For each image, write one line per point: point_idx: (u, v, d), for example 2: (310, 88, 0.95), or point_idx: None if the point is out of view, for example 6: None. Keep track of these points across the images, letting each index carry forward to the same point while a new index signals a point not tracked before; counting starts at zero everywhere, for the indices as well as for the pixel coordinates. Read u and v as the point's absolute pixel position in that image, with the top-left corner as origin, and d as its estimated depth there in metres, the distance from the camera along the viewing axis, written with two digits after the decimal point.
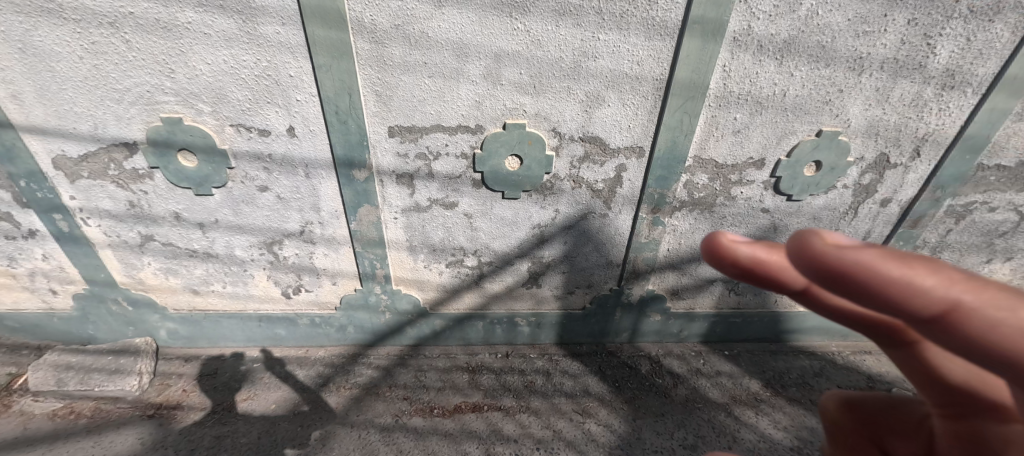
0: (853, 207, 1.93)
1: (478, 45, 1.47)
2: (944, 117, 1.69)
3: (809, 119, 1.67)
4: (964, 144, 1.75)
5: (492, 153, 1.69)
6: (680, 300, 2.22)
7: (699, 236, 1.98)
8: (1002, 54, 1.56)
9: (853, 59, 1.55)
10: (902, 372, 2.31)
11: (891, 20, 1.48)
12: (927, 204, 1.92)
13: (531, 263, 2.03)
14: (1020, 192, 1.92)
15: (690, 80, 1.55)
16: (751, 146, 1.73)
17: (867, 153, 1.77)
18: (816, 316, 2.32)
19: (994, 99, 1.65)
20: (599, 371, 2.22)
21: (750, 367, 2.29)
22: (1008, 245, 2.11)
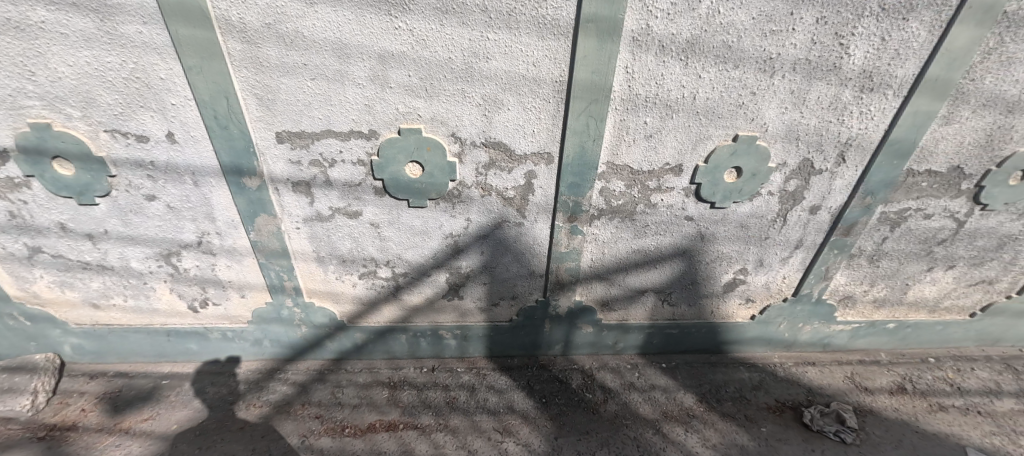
0: (781, 214, 1.85)
1: (358, 45, 1.38)
2: (866, 120, 1.61)
3: (723, 123, 1.59)
4: (890, 149, 1.67)
5: (389, 159, 1.59)
6: (612, 311, 2.13)
7: (623, 245, 1.89)
8: (920, 54, 1.48)
9: (763, 60, 1.46)
10: (845, 385, 2.22)
11: (799, 19, 1.39)
12: (858, 211, 1.84)
13: (449, 274, 1.94)
14: (954, 198, 1.84)
15: (592, 82, 1.46)
16: (666, 152, 1.65)
17: (789, 158, 1.69)
18: (755, 326, 2.23)
19: (917, 102, 1.57)
20: (528, 385, 2.13)
21: (687, 380, 2.20)
22: (947, 253, 2.03)
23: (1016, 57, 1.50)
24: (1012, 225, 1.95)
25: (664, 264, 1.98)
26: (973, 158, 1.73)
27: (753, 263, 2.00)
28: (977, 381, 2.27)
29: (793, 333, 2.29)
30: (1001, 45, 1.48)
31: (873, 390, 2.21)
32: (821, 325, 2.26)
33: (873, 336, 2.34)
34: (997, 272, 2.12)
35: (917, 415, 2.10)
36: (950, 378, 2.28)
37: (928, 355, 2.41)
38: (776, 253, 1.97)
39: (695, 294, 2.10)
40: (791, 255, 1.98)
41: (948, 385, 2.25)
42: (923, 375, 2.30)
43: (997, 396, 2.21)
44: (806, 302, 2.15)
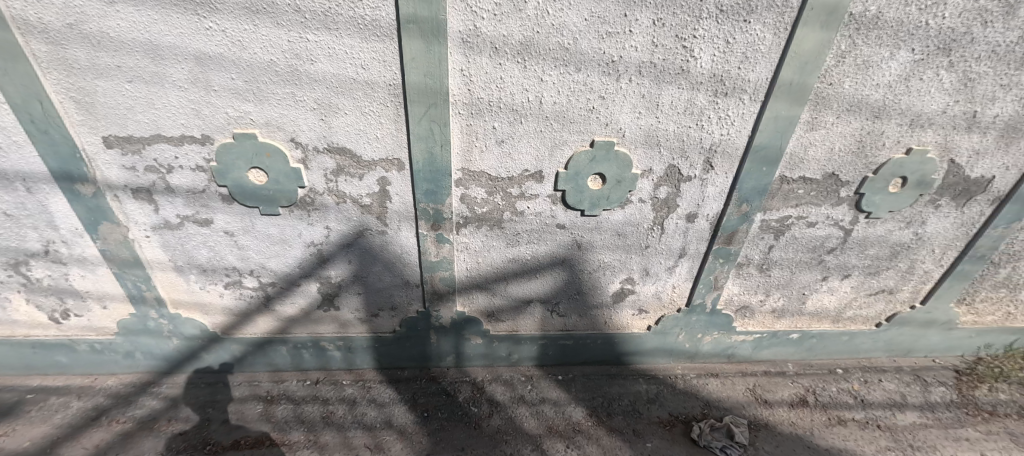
0: (658, 223, 1.78)
1: (171, 46, 1.31)
2: (726, 126, 1.56)
3: (577, 128, 1.53)
4: (756, 155, 1.61)
5: (229, 165, 1.53)
6: (500, 322, 2.07)
7: (497, 254, 1.83)
8: (769, 57, 1.43)
9: (605, 63, 1.41)
10: (744, 397, 2.16)
11: (634, 21, 1.34)
12: (736, 219, 1.78)
13: (320, 284, 1.86)
14: (836, 206, 1.79)
15: (426, 85, 1.41)
16: (522, 158, 1.59)
17: (654, 165, 1.63)
18: (653, 337, 2.16)
19: (776, 106, 1.51)
20: (412, 399, 2.04)
21: (580, 393, 2.12)
22: (839, 262, 1.97)
23: (870, 61, 1.45)
24: (902, 233, 1.90)
25: (545, 274, 1.91)
26: (847, 165, 1.68)
27: (639, 273, 1.94)
28: (882, 394, 2.21)
29: (694, 344, 2.22)
30: (853, 48, 1.43)
31: (772, 403, 2.14)
32: (722, 336, 2.20)
33: (778, 347, 2.27)
34: (895, 281, 2.07)
35: (813, 429, 2.03)
36: (854, 390, 2.22)
37: (837, 366, 2.34)
38: (661, 262, 1.91)
39: (584, 305, 2.03)
40: (677, 265, 1.92)
41: (852, 397, 2.18)
42: (828, 387, 2.23)
43: (900, 409, 2.14)
44: (700, 313, 2.09)
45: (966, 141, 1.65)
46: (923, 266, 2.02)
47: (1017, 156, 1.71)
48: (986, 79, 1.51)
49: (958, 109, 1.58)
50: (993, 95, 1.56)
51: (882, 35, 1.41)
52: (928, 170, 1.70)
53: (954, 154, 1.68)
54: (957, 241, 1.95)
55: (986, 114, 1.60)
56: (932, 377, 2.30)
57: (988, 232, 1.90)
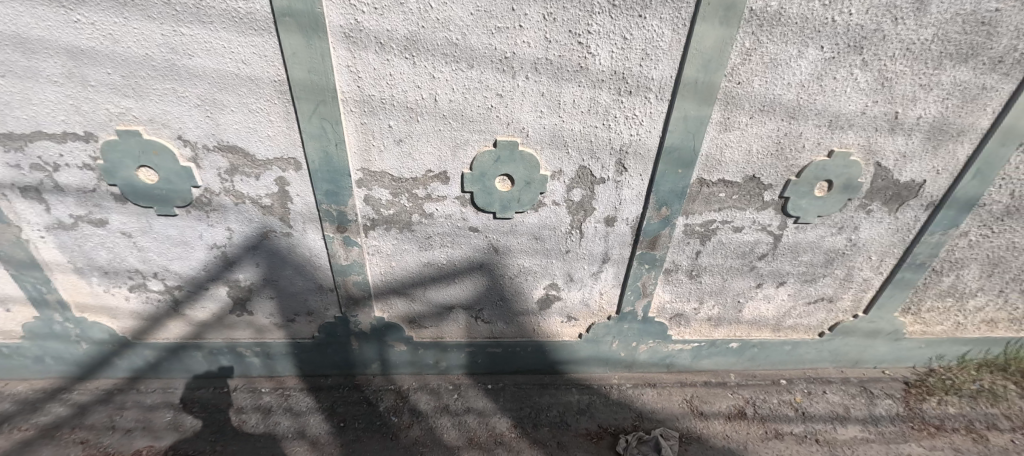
0: (576, 226, 1.72)
1: (40, 40, 1.26)
2: (634, 126, 1.50)
3: (477, 127, 1.47)
4: (669, 157, 1.55)
5: (117, 164, 1.47)
6: (423, 328, 1.99)
7: (411, 258, 1.76)
8: (669, 55, 1.38)
9: (497, 59, 1.36)
10: (680, 409, 2.07)
11: (523, 15, 1.29)
12: (657, 223, 1.71)
13: (229, 288, 1.80)
14: (761, 210, 1.72)
15: (311, 82, 1.35)
16: (424, 158, 1.53)
17: (564, 166, 1.57)
18: (586, 346, 2.08)
19: (683, 105, 1.45)
20: (330, 408, 1.96)
21: (508, 403, 2.04)
22: (773, 269, 1.91)
23: (778, 59, 1.40)
24: (834, 239, 1.83)
25: (464, 279, 1.84)
26: (768, 167, 1.62)
27: (563, 278, 1.87)
28: (824, 406, 2.12)
29: (630, 353, 2.14)
30: (758, 45, 1.37)
31: (708, 415, 2.05)
32: (658, 344, 2.12)
33: (718, 356, 2.19)
34: (834, 289, 1.99)
35: (747, 443, 1.94)
36: (796, 402, 2.13)
37: (782, 376, 2.26)
38: (585, 267, 1.84)
39: (509, 312, 1.96)
40: (601, 270, 1.85)
41: (792, 410, 2.10)
42: (769, 398, 2.15)
43: (841, 422, 2.06)
44: (632, 321, 2.01)
45: (891, 143, 1.59)
46: (861, 274, 1.95)
47: (947, 160, 1.64)
48: (903, 78, 1.45)
49: (879, 109, 1.51)
50: (913, 96, 1.50)
51: (787, 32, 1.35)
52: (853, 173, 1.64)
53: (880, 156, 1.62)
54: (894, 247, 1.87)
55: (909, 115, 1.53)
56: (879, 389, 2.21)
57: (924, 239, 1.83)
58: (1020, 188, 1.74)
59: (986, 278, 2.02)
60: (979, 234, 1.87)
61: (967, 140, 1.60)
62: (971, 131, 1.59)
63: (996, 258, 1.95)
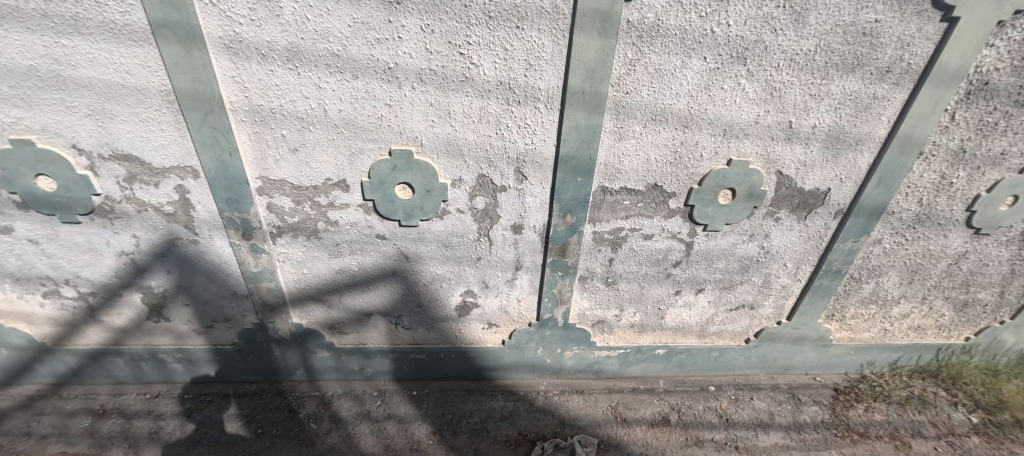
0: (484, 233, 1.72)
1: None
2: (528, 135, 1.51)
3: (371, 136, 1.49)
4: (566, 165, 1.56)
5: (13, 172, 1.48)
6: (343, 335, 1.99)
7: (322, 265, 1.77)
8: (553, 65, 1.39)
9: (382, 70, 1.38)
10: (604, 415, 2.06)
11: (401, 27, 1.31)
12: (564, 230, 1.71)
13: (143, 295, 1.81)
14: (668, 218, 1.73)
15: (197, 92, 1.37)
16: (322, 167, 1.54)
17: (464, 174, 1.59)
18: (510, 352, 2.08)
19: (573, 115, 1.47)
20: (249, 415, 1.95)
21: (430, 409, 2.03)
22: (689, 276, 1.91)
23: (663, 69, 1.42)
24: (747, 246, 1.84)
25: (379, 286, 1.85)
26: (669, 176, 1.63)
27: (479, 285, 1.87)
28: (750, 413, 2.11)
29: (556, 359, 2.14)
30: (640, 56, 1.39)
31: (632, 422, 2.04)
32: (583, 351, 2.12)
33: (646, 363, 2.19)
34: (754, 295, 2.00)
35: (666, 451, 1.93)
36: (722, 409, 2.12)
37: (711, 383, 2.25)
38: (499, 274, 1.84)
39: (427, 318, 1.96)
40: (516, 277, 1.85)
41: (717, 417, 2.09)
42: (695, 405, 2.14)
43: (765, 429, 2.05)
44: (554, 327, 2.01)
45: (789, 152, 1.61)
46: (779, 280, 1.96)
47: (848, 168, 1.66)
48: (791, 88, 1.47)
49: (771, 119, 1.53)
50: (804, 105, 1.51)
51: (668, 43, 1.37)
52: (755, 182, 1.65)
53: (779, 165, 1.63)
54: (808, 254, 1.88)
55: (803, 124, 1.55)
56: (807, 396, 2.21)
57: (836, 247, 1.84)
58: (927, 196, 1.75)
59: (906, 285, 2.02)
60: (893, 241, 1.87)
61: (866, 149, 1.62)
62: (869, 140, 1.60)
63: (913, 265, 1.95)
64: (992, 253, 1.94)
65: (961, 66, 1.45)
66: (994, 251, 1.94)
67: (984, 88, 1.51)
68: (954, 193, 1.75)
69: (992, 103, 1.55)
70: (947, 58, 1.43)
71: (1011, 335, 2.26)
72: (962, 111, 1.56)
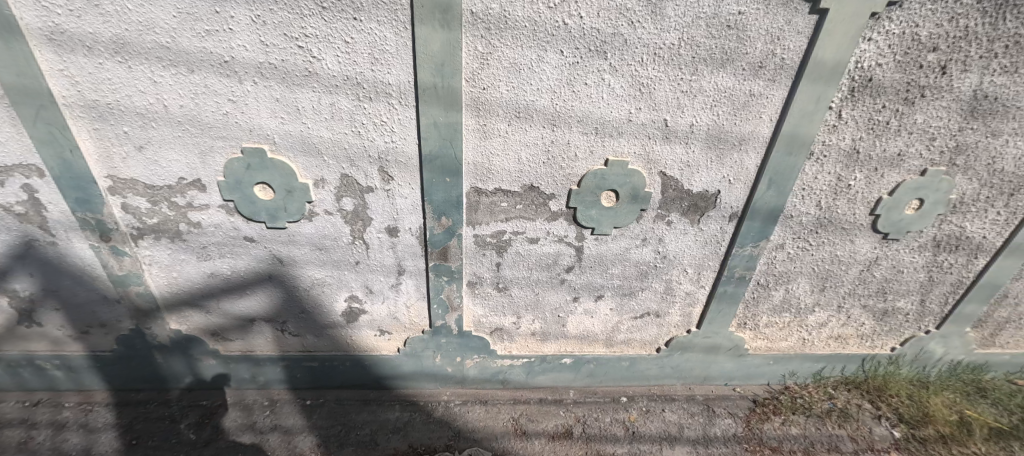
0: (358, 236, 1.64)
1: None
2: (387, 133, 1.44)
3: (218, 133, 1.42)
4: (431, 165, 1.49)
5: None
6: (228, 342, 1.90)
7: (191, 269, 1.69)
8: (400, 59, 1.32)
9: (217, 63, 1.31)
10: (503, 427, 1.96)
11: (230, 18, 1.24)
12: (442, 233, 1.63)
13: (9, 299, 1.72)
14: (552, 221, 1.65)
15: (22, 85, 1.29)
16: (172, 166, 1.47)
17: (326, 174, 1.51)
18: (407, 360, 1.99)
19: (430, 111, 1.39)
20: (128, 425, 1.87)
21: (320, 420, 1.93)
22: (585, 282, 1.82)
23: (519, 63, 1.34)
24: (641, 251, 1.75)
25: (256, 291, 1.76)
26: (545, 177, 1.55)
27: (363, 290, 1.79)
28: (659, 425, 2.01)
29: (458, 368, 2.04)
30: (491, 49, 1.32)
31: (531, 435, 1.94)
32: (484, 360, 2.02)
33: (553, 372, 2.09)
34: (657, 303, 1.91)
35: None
36: (630, 421, 2.02)
37: (624, 394, 2.15)
38: (382, 279, 1.76)
39: (314, 324, 1.87)
40: (400, 282, 1.77)
41: (623, 429, 1.99)
42: (603, 417, 2.04)
43: (672, 443, 1.94)
44: (448, 335, 1.92)
45: (669, 152, 1.53)
46: (681, 287, 1.87)
47: (736, 169, 1.57)
48: (660, 84, 1.39)
49: (644, 117, 1.45)
50: (677, 103, 1.43)
51: (518, 35, 1.30)
52: (637, 183, 1.57)
53: (661, 165, 1.55)
54: (708, 260, 1.79)
55: (679, 123, 1.47)
56: (722, 408, 2.11)
57: (735, 252, 1.75)
58: (825, 199, 1.66)
59: (819, 293, 1.93)
60: (796, 247, 1.78)
61: (751, 149, 1.54)
62: (753, 140, 1.52)
63: (822, 272, 1.86)
64: (905, 259, 1.85)
65: (839, 61, 1.37)
66: (907, 257, 1.84)
67: (868, 85, 1.43)
68: (853, 196, 1.66)
69: (880, 101, 1.46)
70: (821, 52, 1.35)
71: (939, 346, 2.16)
72: (849, 108, 1.47)
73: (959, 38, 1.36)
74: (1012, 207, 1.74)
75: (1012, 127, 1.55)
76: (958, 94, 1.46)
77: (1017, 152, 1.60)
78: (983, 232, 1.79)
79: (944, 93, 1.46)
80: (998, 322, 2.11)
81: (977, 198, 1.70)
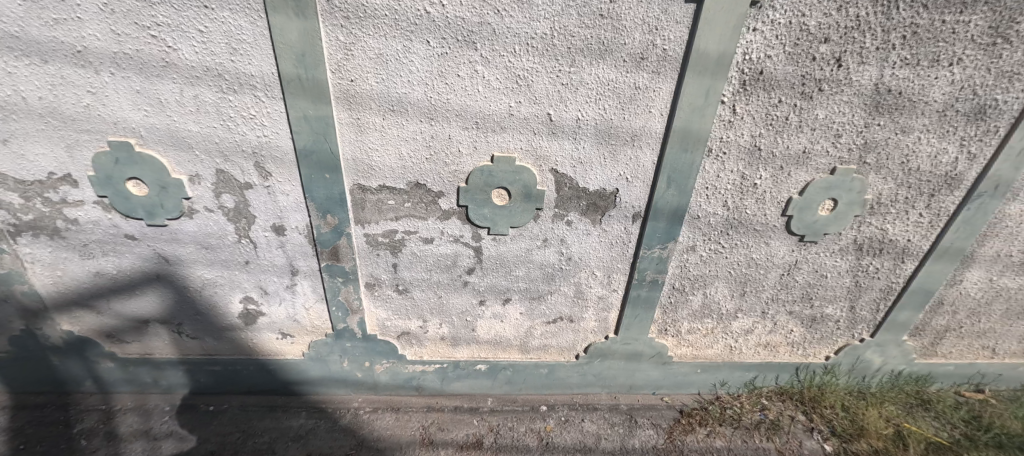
0: (244, 235, 1.58)
1: None
2: (257, 127, 1.38)
3: (82, 126, 1.37)
4: (306, 160, 1.43)
5: None
6: (125, 344, 1.84)
7: (76, 268, 1.63)
8: (260, 50, 1.27)
9: (70, 53, 1.26)
10: (410, 437, 1.87)
11: (76, 6, 1.20)
12: (329, 232, 1.57)
13: None
14: (445, 220, 1.58)
15: None
16: (40, 160, 1.41)
17: (200, 170, 1.45)
18: (313, 365, 1.91)
19: (297, 104, 1.34)
20: (18, 429, 1.79)
21: (220, 426, 1.85)
22: (489, 284, 1.74)
23: (385, 54, 1.29)
24: (544, 253, 1.67)
25: (147, 291, 1.70)
26: (430, 174, 1.48)
27: (257, 291, 1.72)
28: (575, 437, 1.91)
29: (367, 374, 1.96)
30: (353, 39, 1.26)
31: (438, 445, 1.84)
32: (394, 365, 1.94)
33: (469, 379, 2.00)
34: (569, 307, 1.83)
35: None
36: (545, 431, 1.93)
37: (545, 402, 2.06)
38: (276, 280, 1.69)
39: (211, 327, 1.80)
40: (295, 284, 1.70)
41: (537, 439, 1.89)
42: (518, 426, 1.94)
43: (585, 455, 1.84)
44: (353, 339, 1.84)
45: (558, 148, 1.46)
46: (592, 291, 1.79)
47: (632, 166, 1.50)
48: (537, 76, 1.33)
49: (526, 111, 1.39)
50: (559, 96, 1.37)
51: (380, 24, 1.24)
52: (528, 181, 1.50)
53: (552, 162, 1.48)
54: (617, 262, 1.72)
55: (564, 118, 1.40)
56: (645, 419, 2.01)
57: (643, 254, 1.67)
58: (732, 199, 1.59)
59: (740, 298, 1.84)
60: (708, 249, 1.70)
61: (645, 146, 1.47)
62: (646, 135, 1.45)
63: (740, 276, 1.78)
64: (827, 263, 1.76)
65: (723, 52, 1.30)
66: (828, 261, 1.75)
67: (760, 78, 1.36)
68: (761, 196, 1.59)
69: (775, 95, 1.39)
70: (703, 43, 1.28)
71: (876, 355, 2.06)
72: (743, 103, 1.40)
73: (851, 28, 1.29)
74: (935, 208, 1.64)
75: (923, 123, 1.46)
76: (859, 88, 1.39)
77: (932, 150, 1.51)
78: (907, 234, 1.70)
79: (843, 87, 1.38)
80: (937, 330, 2.00)
81: (895, 199, 1.61)
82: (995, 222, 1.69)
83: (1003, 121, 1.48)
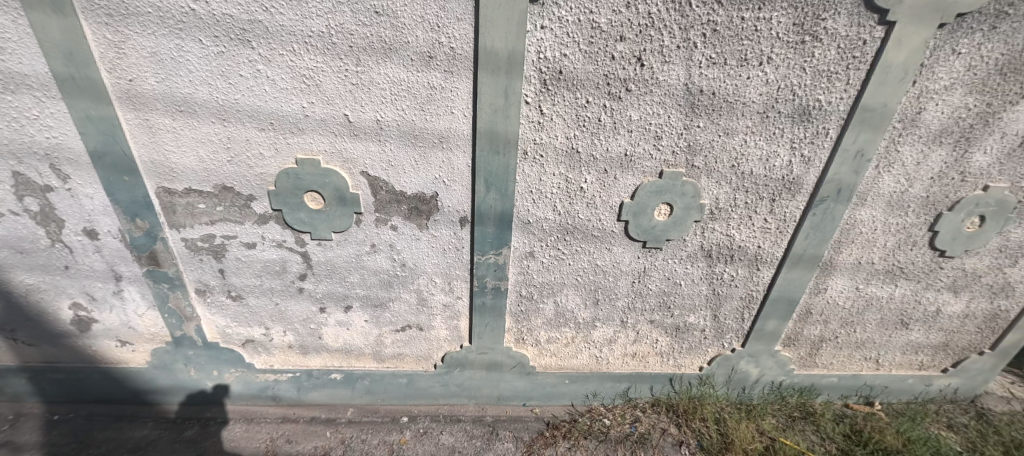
0: (56, 239, 1.54)
1: None
2: (45, 129, 1.34)
3: None
4: (100, 162, 1.38)
5: None
6: None
7: None
8: (28, 47, 1.22)
9: None
10: (252, 449, 1.78)
11: None
12: (142, 237, 1.52)
13: None
14: (263, 224, 1.53)
15: None
16: None
17: None
18: (160, 373, 1.85)
19: (77, 104, 1.29)
20: None
21: (57, 437, 1.78)
22: (325, 291, 1.69)
23: (160, 53, 1.25)
24: (375, 259, 1.62)
25: None
26: (235, 176, 1.43)
27: (85, 297, 1.67)
28: (429, 449, 1.82)
29: (218, 383, 1.89)
30: (123, 38, 1.23)
31: None
32: (244, 374, 1.87)
33: (326, 389, 1.93)
34: (416, 315, 1.77)
35: None
36: (398, 443, 1.83)
37: (408, 413, 1.98)
38: (102, 285, 1.64)
39: (46, 334, 1.75)
40: (123, 289, 1.65)
41: (386, 452, 1.79)
42: (371, 438, 1.85)
43: None
44: (194, 347, 1.78)
45: (364, 151, 1.41)
46: (436, 298, 1.72)
47: (447, 169, 1.45)
48: (324, 75, 1.29)
49: (321, 112, 1.34)
50: (353, 97, 1.33)
51: (147, 22, 1.21)
52: (338, 184, 1.45)
53: (361, 165, 1.43)
54: (455, 268, 1.65)
55: (363, 118, 1.36)
56: (507, 431, 1.92)
57: (477, 261, 1.61)
58: (561, 203, 1.52)
59: (594, 306, 1.77)
60: (549, 255, 1.63)
61: (456, 148, 1.41)
62: (454, 137, 1.40)
63: (588, 283, 1.71)
64: (677, 270, 1.69)
65: (511, 50, 1.26)
66: (678, 268, 1.69)
67: (560, 77, 1.31)
68: (591, 200, 1.52)
69: (580, 95, 1.34)
70: (488, 41, 1.24)
71: (751, 366, 1.98)
72: (549, 104, 1.35)
73: (645, 25, 1.25)
74: (780, 213, 1.58)
75: (745, 125, 1.41)
76: (667, 88, 1.34)
77: (761, 152, 1.46)
78: (756, 241, 1.63)
79: (651, 87, 1.34)
80: (812, 340, 1.92)
81: (733, 204, 1.55)
82: (847, 228, 1.62)
83: (831, 123, 1.42)
